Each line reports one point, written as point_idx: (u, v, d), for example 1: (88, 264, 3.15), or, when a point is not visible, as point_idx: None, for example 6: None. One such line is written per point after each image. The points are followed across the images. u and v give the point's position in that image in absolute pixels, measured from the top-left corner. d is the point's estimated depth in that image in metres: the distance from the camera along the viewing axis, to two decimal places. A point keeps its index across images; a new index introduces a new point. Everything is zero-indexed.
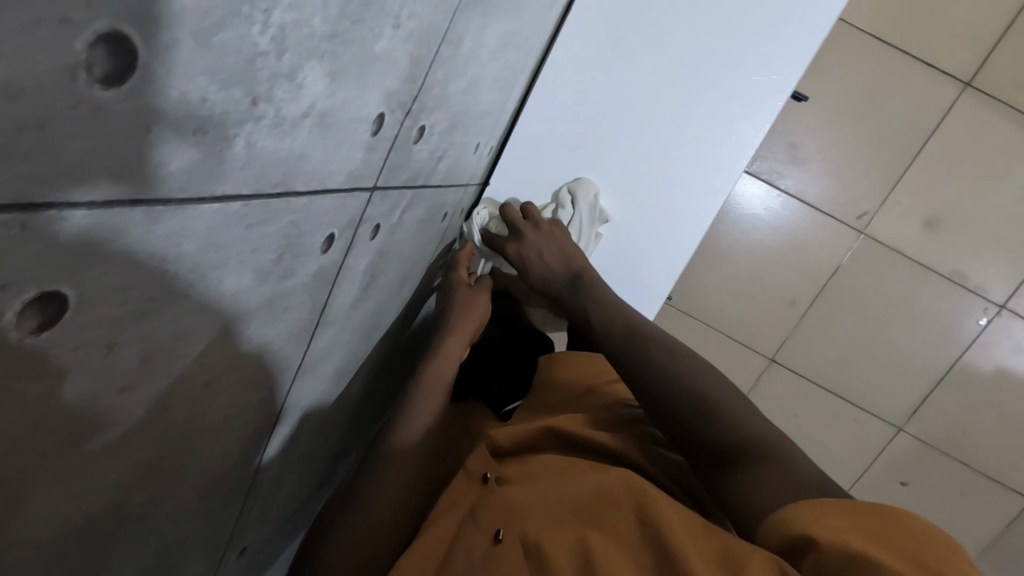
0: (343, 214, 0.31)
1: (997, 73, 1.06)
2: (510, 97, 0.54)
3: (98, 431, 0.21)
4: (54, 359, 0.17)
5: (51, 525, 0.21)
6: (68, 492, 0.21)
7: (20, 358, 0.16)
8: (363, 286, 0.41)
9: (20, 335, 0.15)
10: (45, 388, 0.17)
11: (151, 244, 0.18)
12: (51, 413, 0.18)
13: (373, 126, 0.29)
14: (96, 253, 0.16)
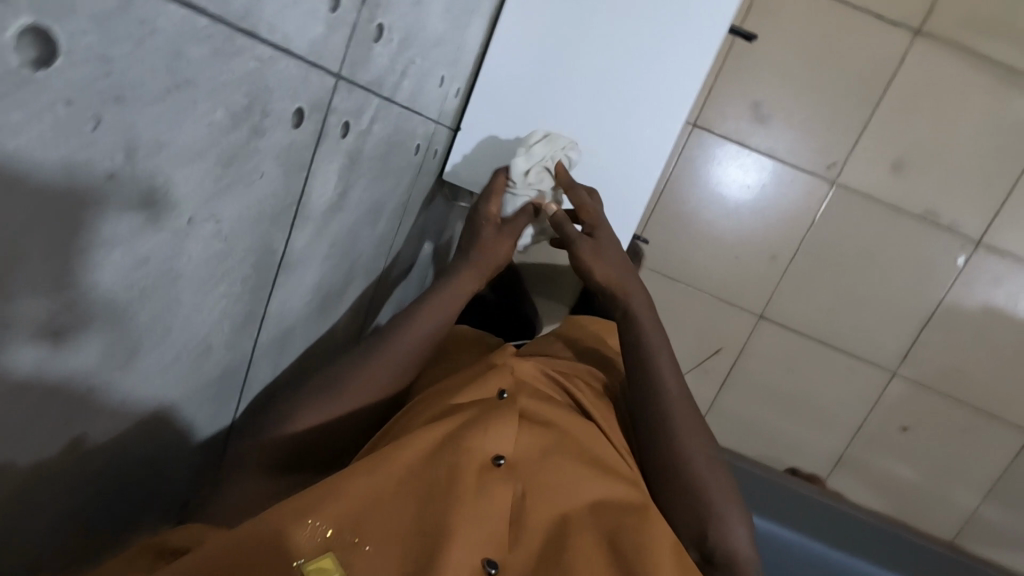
0: (310, 91, 0.35)
1: (945, 17, 1.11)
2: (470, 35, 0.58)
3: (79, 206, 0.26)
4: (42, 103, 0.22)
5: (45, 290, 0.26)
6: (56, 263, 0.26)
7: (19, 80, 0.20)
8: (338, 191, 0.45)
9: (20, 62, 0.20)
10: (37, 124, 0.22)
11: (123, 21, 0.23)
12: (42, 161, 0.23)
13: (332, 4, 0.33)
14: (78, 14, 0.21)
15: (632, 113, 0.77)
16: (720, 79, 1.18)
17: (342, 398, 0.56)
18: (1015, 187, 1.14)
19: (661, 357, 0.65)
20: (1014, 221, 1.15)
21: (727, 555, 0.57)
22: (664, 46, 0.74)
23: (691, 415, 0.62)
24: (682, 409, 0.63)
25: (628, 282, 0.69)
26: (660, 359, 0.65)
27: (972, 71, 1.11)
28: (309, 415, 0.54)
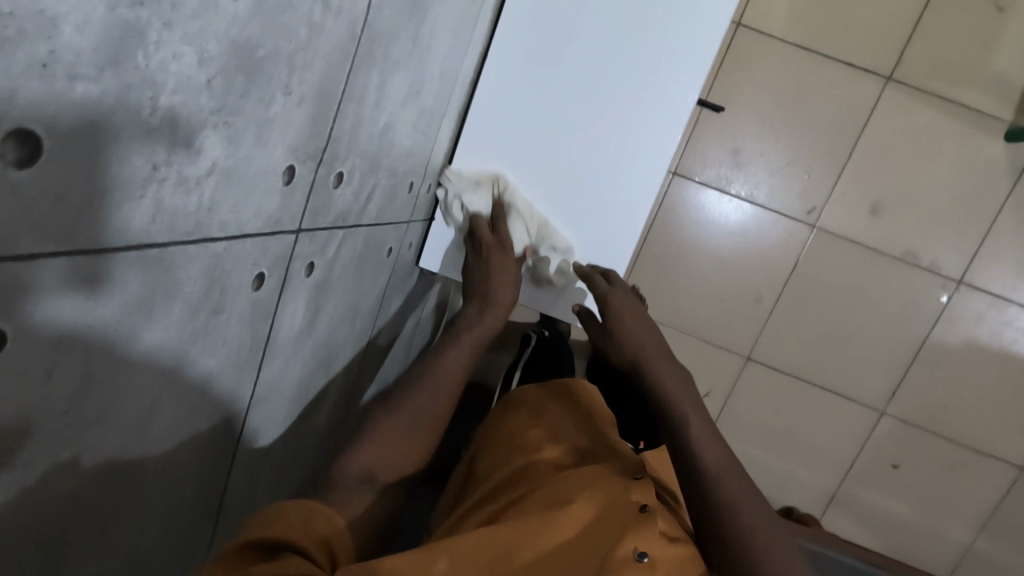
0: (269, 254, 0.36)
1: (915, 65, 1.13)
2: (439, 139, 0.60)
3: (38, 448, 0.24)
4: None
5: (13, 536, 0.25)
6: (25, 501, 0.25)
7: None
8: (307, 319, 0.45)
9: None
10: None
11: (70, 280, 0.23)
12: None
13: (285, 177, 0.34)
14: (24, 294, 0.21)
15: (611, 141, 0.73)
16: (699, 127, 1.20)
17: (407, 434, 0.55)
18: (993, 227, 1.16)
19: (693, 423, 0.55)
20: (994, 261, 1.17)
21: None
22: (647, 82, 0.71)
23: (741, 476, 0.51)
24: (733, 473, 0.52)
25: (644, 342, 0.62)
26: (693, 429, 0.54)
27: (943, 117, 1.14)
28: (378, 451, 0.52)
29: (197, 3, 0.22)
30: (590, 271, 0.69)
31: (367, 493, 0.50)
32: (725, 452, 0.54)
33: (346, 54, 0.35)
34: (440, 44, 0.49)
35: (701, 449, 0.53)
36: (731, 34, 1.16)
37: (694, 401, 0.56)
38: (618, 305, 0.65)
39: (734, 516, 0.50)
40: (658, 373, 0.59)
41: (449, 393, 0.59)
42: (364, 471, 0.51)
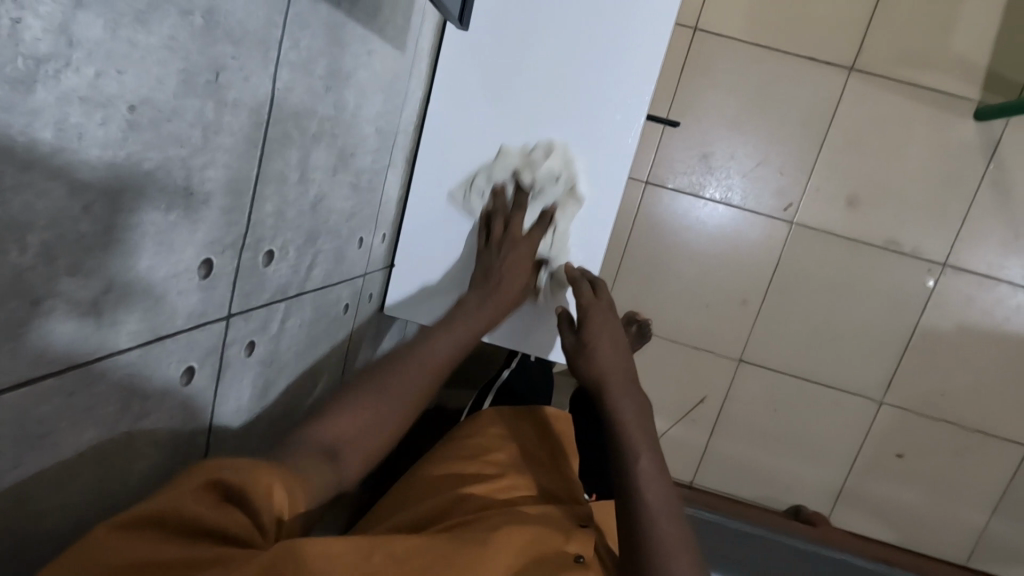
0: (196, 348, 0.36)
1: (876, 53, 1.12)
2: (385, 190, 0.60)
3: None
4: None
5: None
6: None
7: None
8: (256, 396, 0.45)
9: None
10: None
11: None
12: None
13: (202, 271, 0.33)
14: None
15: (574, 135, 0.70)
16: (667, 134, 1.20)
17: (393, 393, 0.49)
18: (972, 208, 1.15)
19: (643, 458, 0.51)
20: (977, 241, 1.16)
21: None
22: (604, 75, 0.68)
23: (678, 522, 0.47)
24: (668, 516, 0.48)
25: (615, 363, 0.59)
26: (641, 463, 0.51)
27: (910, 103, 1.13)
28: (350, 419, 0.45)
29: (57, 142, 0.22)
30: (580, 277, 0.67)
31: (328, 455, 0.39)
32: (671, 498, 0.49)
33: (254, 142, 0.34)
34: (369, 105, 0.49)
35: (646, 489, 0.49)
36: (689, 40, 1.16)
37: (647, 433, 0.53)
38: (594, 321, 0.62)
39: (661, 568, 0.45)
40: (619, 404, 0.55)
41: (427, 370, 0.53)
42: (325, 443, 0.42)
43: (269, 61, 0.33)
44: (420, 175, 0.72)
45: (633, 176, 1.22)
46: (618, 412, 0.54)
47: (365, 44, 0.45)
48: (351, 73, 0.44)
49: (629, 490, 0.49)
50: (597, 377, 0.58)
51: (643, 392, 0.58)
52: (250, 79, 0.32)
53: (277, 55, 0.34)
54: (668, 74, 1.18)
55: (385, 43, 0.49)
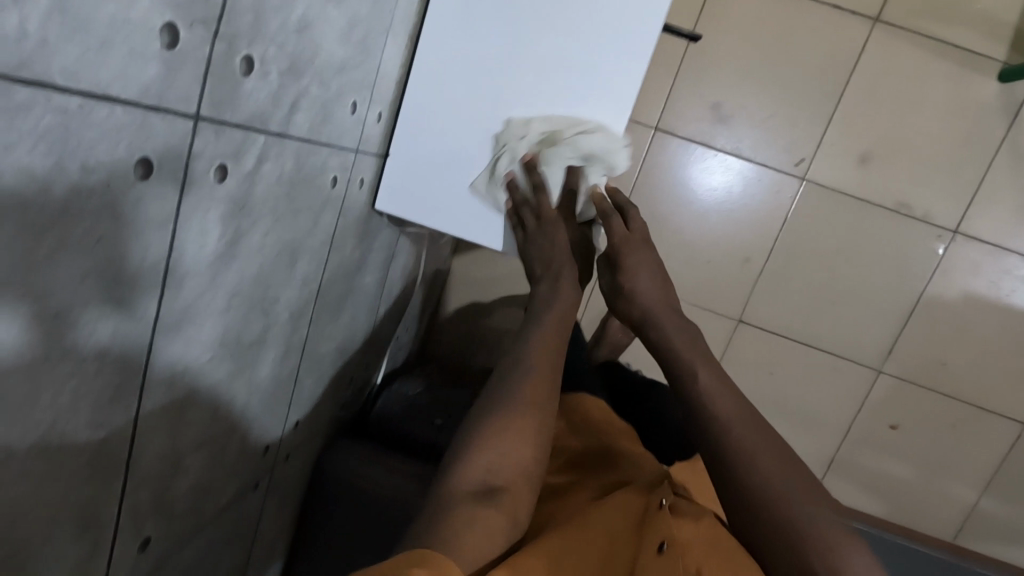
0: (157, 141, 0.31)
1: (901, 6, 1.08)
2: (384, 59, 0.55)
3: None
4: None
5: None
6: None
7: None
8: (226, 241, 0.40)
9: None
10: None
11: None
12: None
13: (165, 39, 0.29)
14: None
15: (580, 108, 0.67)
16: (680, 78, 1.15)
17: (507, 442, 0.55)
18: (986, 174, 1.11)
19: (702, 374, 0.61)
20: (989, 208, 1.13)
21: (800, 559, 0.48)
22: (585, 86, 0.66)
23: (739, 401, 0.57)
24: (727, 401, 0.58)
25: (666, 292, 0.71)
26: (702, 377, 0.60)
27: (934, 59, 1.09)
28: (494, 458, 0.53)
29: None
30: (608, 210, 0.71)
31: (489, 507, 0.51)
32: (737, 400, 0.58)
33: None
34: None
35: (714, 401, 0.58)
36: None
37: (692, 336, 0.65)
38: (629, 258, 0.71)
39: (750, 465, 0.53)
40: (665, 334, 0.66)
41: (540, 360, 0.61)
42: (479, 483, 0.52)
43: None
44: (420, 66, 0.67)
45: (642, 122, 1.17)
46: (656, 320, 0.68)
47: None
48: None
49: (697, 402, 0.59)
50: (642, 314, 0.69)
51: (682, 317, 0.68)
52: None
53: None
54: (684, 14, 1.13)
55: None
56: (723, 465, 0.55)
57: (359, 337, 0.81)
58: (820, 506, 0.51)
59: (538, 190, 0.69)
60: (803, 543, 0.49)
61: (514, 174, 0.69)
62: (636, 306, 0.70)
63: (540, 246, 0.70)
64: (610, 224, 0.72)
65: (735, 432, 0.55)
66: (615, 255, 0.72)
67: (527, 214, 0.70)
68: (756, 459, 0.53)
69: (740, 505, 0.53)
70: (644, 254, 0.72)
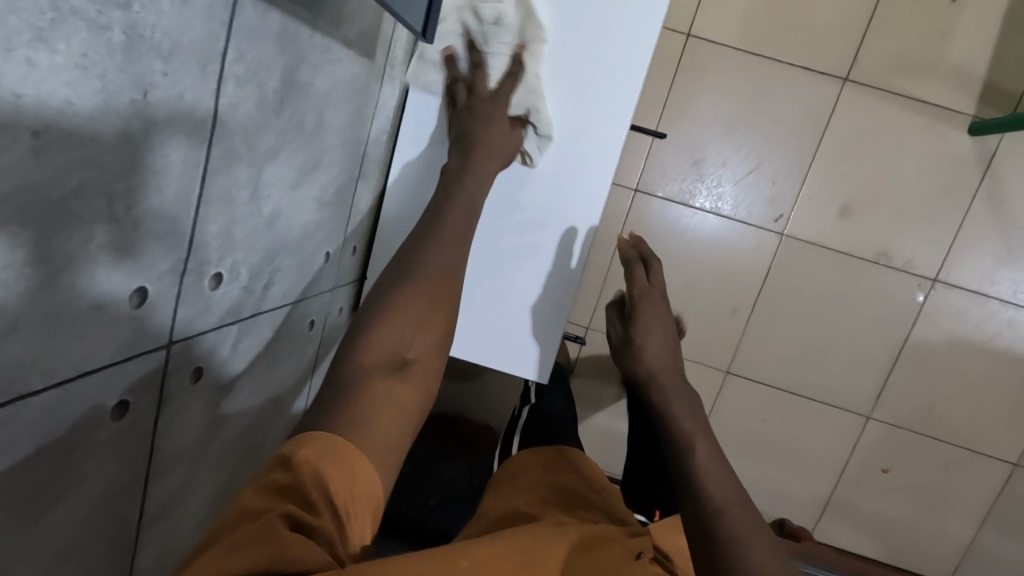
0: (132, 380, 0.33)
1: (870, 64, 1.10)
2: (357, 202, 0.58)
3: None
4: None
5: None
6: None
7: None
8: (206, 421, 0.43)
9: None
10: None
11: None
12: None
13: (135, 299, 0.31)
14: None
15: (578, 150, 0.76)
16: (658, 139, 1.17)
17: (412, 321, 0.54)
18: (964, 223, 1.13)
19: (701, 447, 0.60)
20: (969, 256, 1.14)
21: None
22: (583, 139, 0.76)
23: (732, 481, 0.56)
24: (722, 477, 0.56)
25: (676, 359, 0.75)
26: (700, 451, 0.59)
27: (905, 114, 1.11)
28: (392, 328, 0.53)
29: None
30: (635, 262, 0.80)
31: (400, 384, 0.50)
32: (731, 481, 0.56)
33: (193, 160, 0.32)
34: (333, 115, 0.47)
35: (707, 473, 0.56)
36: (682, 45, 1.13)
37: (685, 393, 0.69)
38: (645, 311, 0.77)
39: (742, 552, 0.49)
40: (667, 396, 0.69)
41: (432, 291, 0.57)
42: (388, 356, 0.51)
43: (210, 82, 0.32)
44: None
45: (622, 184, 1.19)
46: (656, 374, 0.72)
47: (332, 49, 0.43)
48: (312, 85, 0.42)
49: (692, 470, 0.57)
50: (648, 368, 0.73)
51: (687, 385, 0.72)
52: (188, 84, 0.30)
53: (227, 61, 0.32)
54: (659, 78, 1.15)
55: (353, 46, 0.46)
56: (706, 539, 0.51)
57: None
58: None
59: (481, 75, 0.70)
60: None
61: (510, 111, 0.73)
62: (642, 361, 0.74)
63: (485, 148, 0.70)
64: (634, 280, 0.79)
65: (728, 507, 0.53)
66: (635, 312, 0.77)
67: (460, 89, 0.71)
68: (742, 538, 0.50)
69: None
70: (657, 314, 0.77)
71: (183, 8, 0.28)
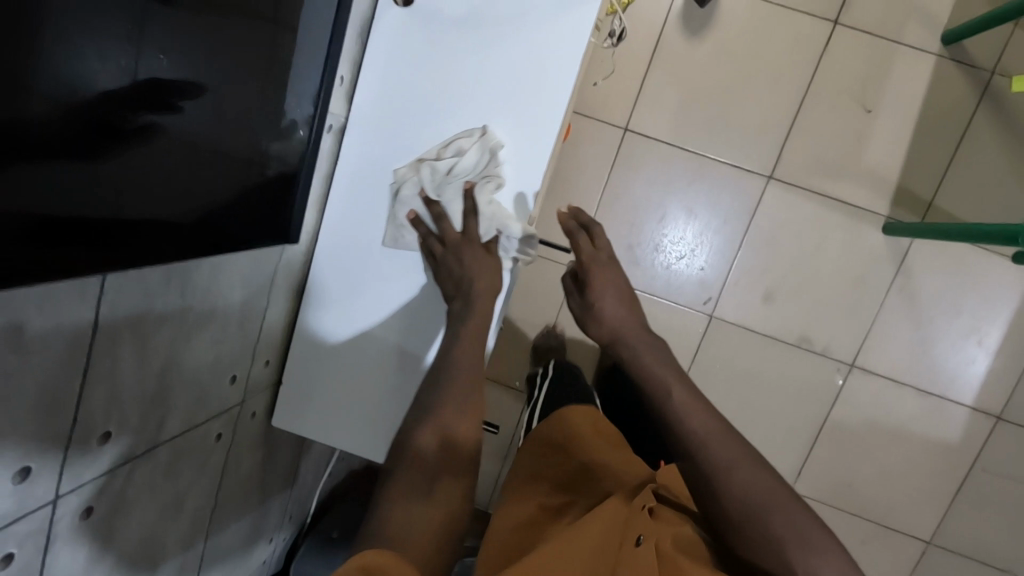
0: (20, 532, 0.44)
1: (794, 163, 1.18)
2: (265, 329, 0.70)
3: None
4: None
5: None
6: None
7: None
8: (100, 542, 0.53)
9: None
10: None
11: None
12: None
13: (17, 477, 0.42)
14: None
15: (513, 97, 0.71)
16: (597, 220, 1.24)
17: (452, 404, 0.62)
18: (879, 314, 1.20)
19: (678, 395, 0.66)
20: (883, 343, 1.21)
21: (777, 534, 0.56)
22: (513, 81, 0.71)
23: (713, 419, 0.64)
24: (703, 420, 0.64)
25: (632, 314, 0.78)
26: (677, 399, 0.66)
27: (824, 212, 1.18)
28: (444, 423, 0.60)
29: None
30: (575, 229, 0.81)
31: (445, 480, 0.55)
32: (711, 417, 0.64)
33: (71, 359, 0.44)
34: (215, 254, 0.56)
35: (691, 419, 0.64)
36: (619, 137, 1.21)
37: (636, 326, 0.76)
38: (597, 275, 0.79)
39: (727, 475, 0.60)
40: (636, 351, 0.74)
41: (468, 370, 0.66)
42: (431, 449, 0.57)
43: (82, 304, 0.43)
44: (310, 299, 0.79)
45: (562, 261, 1.27)
46: (626, 333, 0.76)
47: (216, 188, 0.53)
48: (194, 267, 0.54)
49: (677, 421, 0.64)
50: (613, 335, 0.76)
51: (641, 326, 0.77)
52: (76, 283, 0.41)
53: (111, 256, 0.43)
54: (598, 166, 1.22)
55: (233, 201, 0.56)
56: (704, 474, 0.61)
57: (272, 508, 0.92)
58: (776, 484, 0.59)
59: (447, 223, 0.73)
60: (757, 515, 0.57)
61: (416, 211, 0.74)
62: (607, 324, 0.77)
63: (449, 266, 0.73)
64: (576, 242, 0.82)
65: (713, 446, 0.61)
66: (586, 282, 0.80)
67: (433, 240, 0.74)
68: (734, 467, 0.60)
69: (722, 505, 0.59)
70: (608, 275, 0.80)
71: (70, 243, 0.39)
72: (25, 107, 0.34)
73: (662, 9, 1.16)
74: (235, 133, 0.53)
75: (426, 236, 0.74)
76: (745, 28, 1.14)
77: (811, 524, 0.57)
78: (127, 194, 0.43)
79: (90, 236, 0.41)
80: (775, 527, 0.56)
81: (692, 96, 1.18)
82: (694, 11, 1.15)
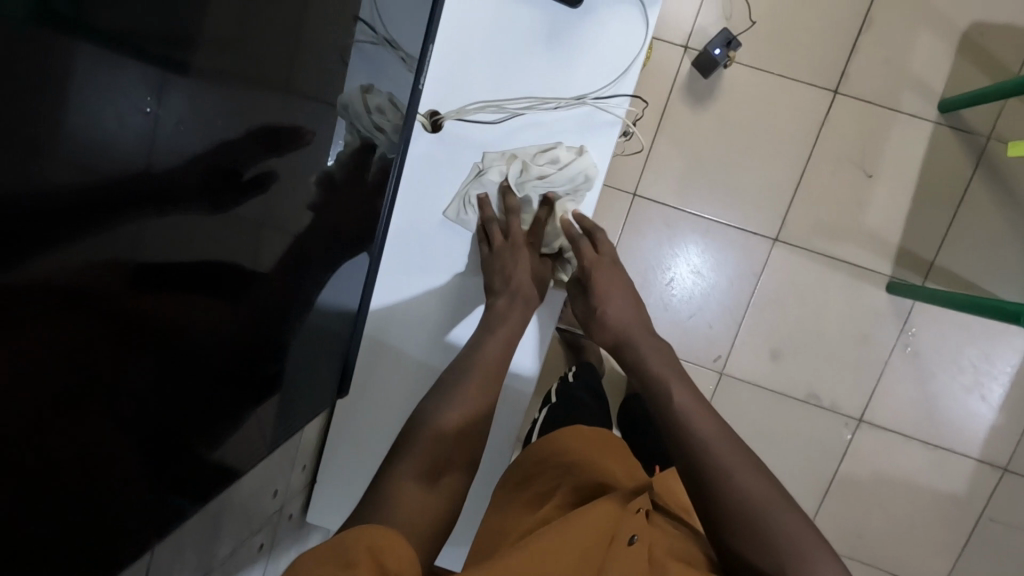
0: None
1: (799, 226, 1.21)
2: (301, 447, 0.83)
3: None
4: None
5: None
6: None
7: None
8: None
9: None
10: None
11: None
12: None
13: None
14: None
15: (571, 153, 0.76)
16: None
17: (461, 405, 0.65)
18: (884, 370, 1.23)
19: (680, 395, 0.66)
20: (889, 397, 1.24)
21: (772, 535, 0.55)
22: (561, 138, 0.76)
23: (717, 421, 0.63)
24: (705, 421, 0.63)
25: (640, 313, 0.78)
26: (682, 399, 0.65)
27: (828, 274, 1.22)
28: (447, 416, 0.64)
29: None
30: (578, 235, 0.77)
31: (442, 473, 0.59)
32: (714, 420, 0.63)
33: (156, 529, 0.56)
34: (241, 314, 0.53)
35: (693, 421, 0.63)
36: (628, 204, 1.24)
37: (645, 332, 0.75)
38: (600, 282, 0.77)
39: (731, 477, 0.58)
40: (640, 354, 0.73)
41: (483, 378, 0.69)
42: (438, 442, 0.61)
43: None
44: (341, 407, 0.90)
45: None
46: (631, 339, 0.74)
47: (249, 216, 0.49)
48: None
49: (682, 421, 0.63)
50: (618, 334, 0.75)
51: (655, 337, 0.75)
52: (95, 360, 0.38)
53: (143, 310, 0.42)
54: (607, 231, 1.26)
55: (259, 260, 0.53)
56: (707, 473, 0.59)
57: None
58: (775, 482, 0.59)
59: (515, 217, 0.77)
60: (755, 515, 0.56)
61: (487, 196, 0.77)
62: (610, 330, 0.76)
63: (504, 260, 0.76)
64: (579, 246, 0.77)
65: (717, 446, 0.60)
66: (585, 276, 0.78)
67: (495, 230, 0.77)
68: (734, 467, 0.59)
69: (718, 502, 0.58)
70: (611, 275, 0.78)
71: (97, 315, 0.37)
72: (44, 178, 0.31)
73: (667, 80, 1.19)
74: (262, 190, 0.50)
75: (489, 217, 0.77)
76: (748, 99, 1.18)
77: (808, 529, 0.56)
78: (158, 253, 0.40)
79: (125, 299, 0.39)
80: (773, 530, 0.55)
81: (698, 162, 1.21)
82: (698, 82, 1.19)
